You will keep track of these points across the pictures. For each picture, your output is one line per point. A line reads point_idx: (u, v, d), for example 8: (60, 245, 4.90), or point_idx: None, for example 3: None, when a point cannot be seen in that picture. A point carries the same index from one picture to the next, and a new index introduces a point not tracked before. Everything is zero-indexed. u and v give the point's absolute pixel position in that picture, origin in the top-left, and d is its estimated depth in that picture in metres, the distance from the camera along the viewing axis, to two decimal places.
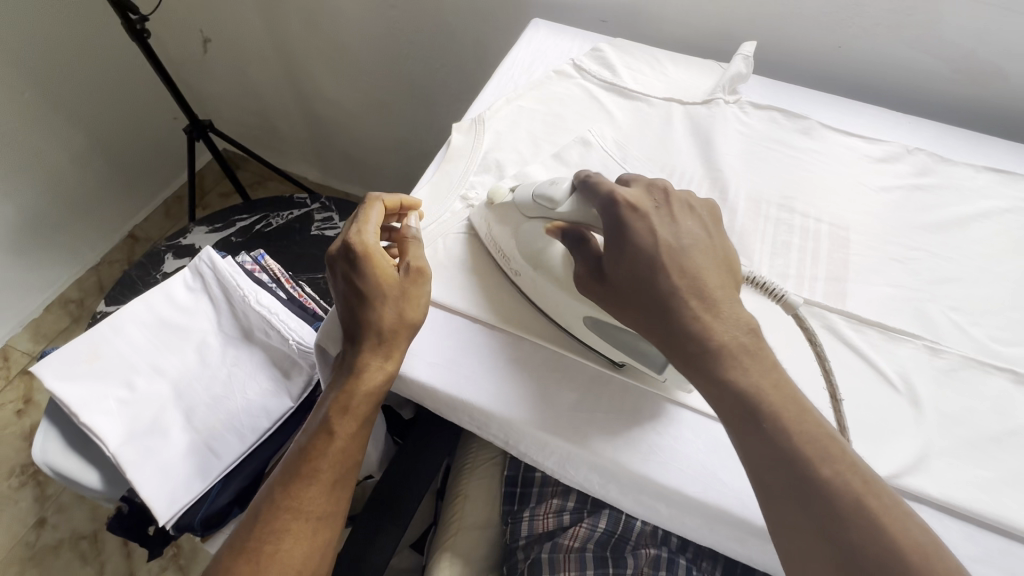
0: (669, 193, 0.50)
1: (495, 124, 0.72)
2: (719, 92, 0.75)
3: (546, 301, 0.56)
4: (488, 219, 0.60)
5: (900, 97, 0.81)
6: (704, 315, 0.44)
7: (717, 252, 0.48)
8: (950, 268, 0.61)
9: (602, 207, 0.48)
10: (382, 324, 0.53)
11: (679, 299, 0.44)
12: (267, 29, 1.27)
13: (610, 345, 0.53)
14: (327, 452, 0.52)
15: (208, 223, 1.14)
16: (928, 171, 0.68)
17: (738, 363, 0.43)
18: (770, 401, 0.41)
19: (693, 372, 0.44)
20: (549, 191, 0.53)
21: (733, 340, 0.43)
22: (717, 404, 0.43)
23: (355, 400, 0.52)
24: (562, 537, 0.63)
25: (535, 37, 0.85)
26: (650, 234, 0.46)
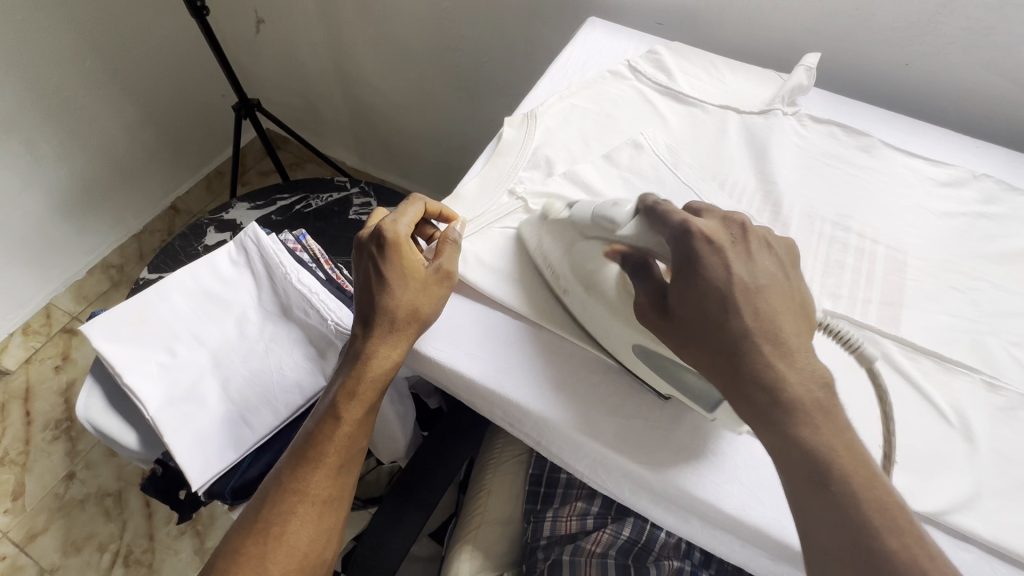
0: (750, 232, 0.47)
1: (547, 120, 0.71)
2: (778, 103, 0.73)
3: (601, 329, 0.54)
4: (539, 235, 0.58)
5: (967, 120, 0.78)
6: (776, 359, 0.42)
7: (789, 295, 0.45)
8: (1012, 302, 0.58)
9: (677, 232, 0.46)
10: (398, 314, 0.53)
11: (749, 340, 0.43)
12: (320, 12, 1.29)
13: (656, 375, 0.50)
14: (335, 436, 0.52)
15: (250, 200, 1.16)
16: (995, 200, 0.65)
17: (817, 425, 0.41)
18: (843, 464, 0.39)
19: (763, 426, 0.42)
20: (610, 211, 0.51)
21: (775, 362, 0.42)
22: (785, 463, 0.41)
23: (365, 385, 0.53)
24: (584, 541, 0.62)
25: (590, 36, 0.84)
26: (726, 271, 0.44)
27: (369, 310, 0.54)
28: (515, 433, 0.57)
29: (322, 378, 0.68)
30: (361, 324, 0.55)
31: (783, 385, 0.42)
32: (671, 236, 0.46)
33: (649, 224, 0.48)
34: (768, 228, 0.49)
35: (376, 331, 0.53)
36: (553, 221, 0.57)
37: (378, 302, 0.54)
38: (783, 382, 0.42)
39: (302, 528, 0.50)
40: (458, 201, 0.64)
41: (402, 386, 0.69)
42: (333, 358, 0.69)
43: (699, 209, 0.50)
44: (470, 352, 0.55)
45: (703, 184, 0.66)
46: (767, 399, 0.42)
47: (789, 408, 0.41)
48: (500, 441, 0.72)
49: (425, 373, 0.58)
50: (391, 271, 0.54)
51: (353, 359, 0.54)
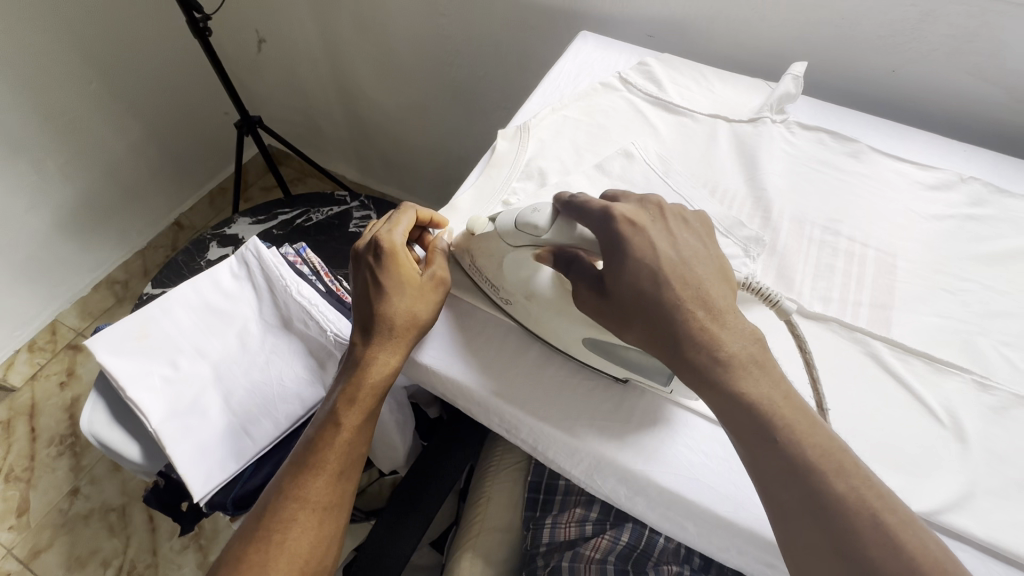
0: (665, 207, 0.50)
1: (539, 132, 0.73)
2: (767, 110, 0.74)
3: (545, 328, 0.55)
4: (470, 253, 0.58)
5: (956, 125, 0.79)
6: (710, 323, 0.44)
7: (716, 267, 0.47)
8: (1003, 302, 0.59)
9: (600, 220, 0.47)
10: (394, 321, 0.54)
11: (681, 309, 0.44)
12: (319, 30, 1.32)
13: (611, 362, 0.53)
14: (336, 443, 0.53)
15: (252, 215, 1.18)
16: (983, 202, 0.66)
17: (751, 376, 0.42)
18: (779, 410, 0.41)
19: (706, 391, 0.43)
20: (530, 220, 0.50)
21: (741, 350, 0.43)
22: (733, 422, 0.42)
23: (364, 391, 0.54)
24: (584, 547, 0.61)
25: (582, 49, 0.86)
26: (650, 249, 0.46)
27: (367, 318, 0.56)
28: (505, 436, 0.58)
29: (322, 389, 0.69)
30: (359, 331, 0.56)
31: (716, 345, 0.43)
32: (597, 226, 0.48)
33: (569, 220, 0.49)
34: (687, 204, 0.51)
35: (374, 338, 0.55)
36: (479, 236, 0.57)
37: (375, 309, 0.55)
38: (717, 341, 0.43)
39: (304, 535, 0.51)
40: (454, 213, 0.66)
41: (401, 395, 0.70)
42: (333, 368, 0.70)
43: (616, 194, 0.53)
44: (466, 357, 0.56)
45: (693, 191, 0.67)
46: (705, 366, 0.43)
47: (723, 368, 0.43)
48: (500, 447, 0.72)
49: (423, 382, 0.59)
50: (387, 280, 0.55)
51: (350, 366, 0.55)
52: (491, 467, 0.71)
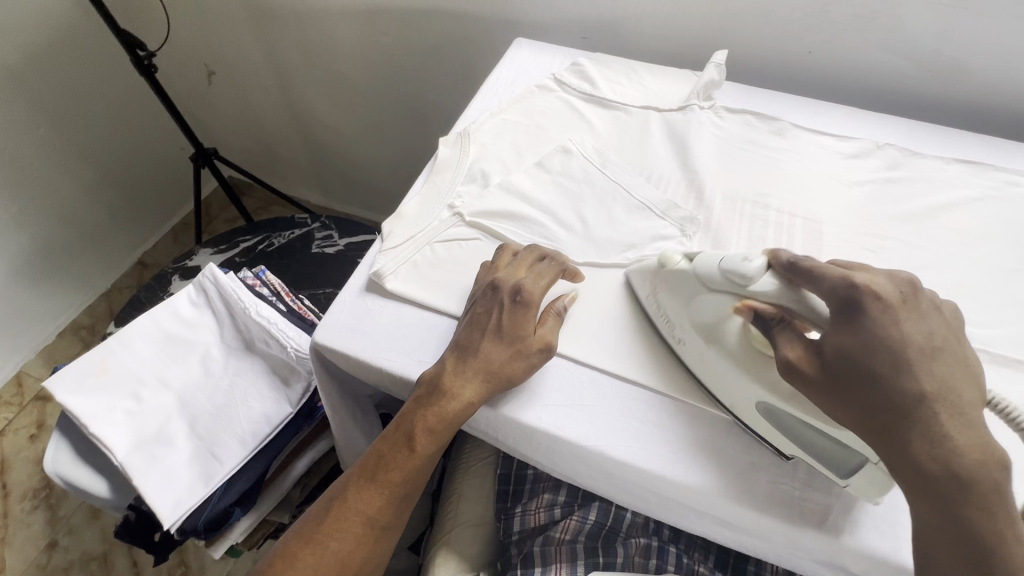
0: (919, 288, 0.43)
1: (480, 137, 0.75)
2: (694, 98, 0.78)
3: (716, 380, 0.51)
4: (652, 286, 0.56)
5: (872, 98, 0.84)
6: (952, 428, 0.38)
7: (963, 364, 0.41)
8: (921, 256, 0.63)
9: (842, 290, 0.42)
10: (496, 365, 0.52)
11: (929, 408, 0.39)
12: (268, 58, 1.33)
13: (779, 434, 0.48)
14: (404, 467, 0.52)
15: (213, 245, 1.18)
16: (898, 165, 0.71)
17: (984, 502, 0.37)
18: (1013, 553, 0.36)
19: (920, 499, 0.39)
20: (740, 267, 0.46)
21: (981, 469, 0.38)
22: (942, 544, 0.38)
23: (439, 428, 0.52)
24: (554, 530, 0.62)
25: (517, 55, 0.89)
26: (896, 333, 0.40)
27: (470, 343, 0.54)
28: (551, 471, 0.59)
29: (288, 405, 0.70)
30: (450, 356, 0.54)
31: (954, 461, 0.38)
32: (831, 295, 0.42)
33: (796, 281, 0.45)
34: (936, 292, 0.44)
35: (460, 372, 0.52)
36: (670, 272, 0.53)
37: (483, 344, 0.53)
38: (956, 448, 0.38)
39: (353, 543, 0.52)
40: (401, 220, 0.66)
41: (367, 404, 0.70)
42: (298, 384, 0.71)
43: (850, 264, 0.46)
44: (419, 358, 0.56)
45: (630, 179, 0.70)
46: (934, 477, 0.38)
47: (955, 484, 0.38)
48: (468, 445, 0.73)
49: (384, 384, 0.59)
50: (508, 321, 0.54)
51: (430, 391, 0.52)
52: (461, 465, 0.72)
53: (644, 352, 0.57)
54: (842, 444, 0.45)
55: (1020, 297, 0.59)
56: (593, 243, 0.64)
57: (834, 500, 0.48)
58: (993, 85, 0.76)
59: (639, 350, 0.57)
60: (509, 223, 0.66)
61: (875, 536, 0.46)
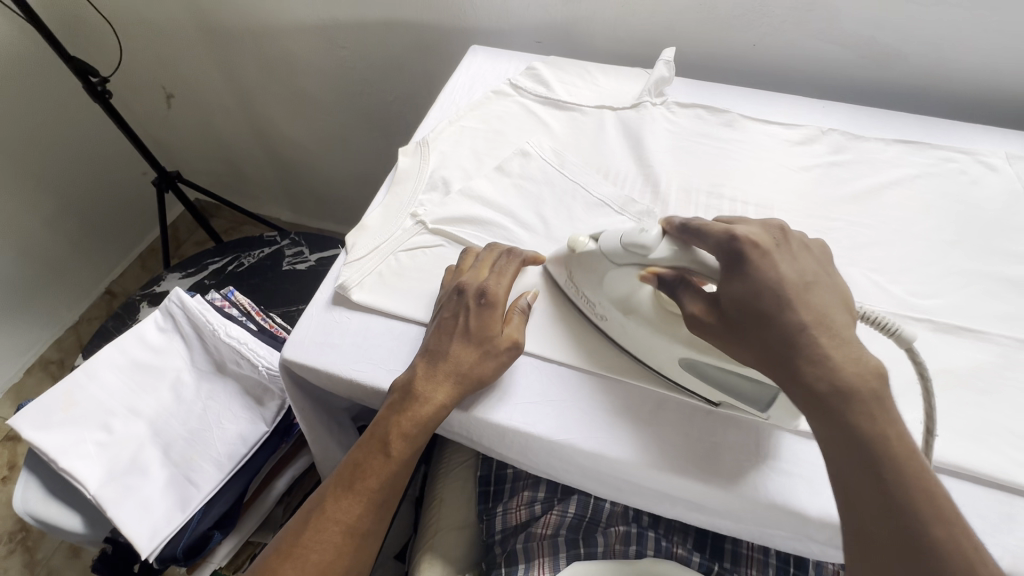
0: (788, 233, 0.48)
1: (439, 145, 0.76)
2: (646, 95, 0.81)
3: (642, 348, 0.54)
4: (568, 271, 0.58)
5: (817, 86, 0.87)
6: (830, 347, 0.42)
7: (834, 295, 0.45)
8: (868, 233, 0.66)
9: (723, 241, 0.46)
10: (466, 368, 0.53)
11: (806, 334, 0.42)
12: (226, 78, 1.33)
13: (707, 385, 0.51)
14: (382, 475, 0.53)
15: (181, 269, 1.16)
16: (842, 149, 0.74)
17: (866, 409, 0.40)
18: (893, 447, 0.39)
19: (813, 414, 0.42)
20: (639, 239, 0.50)
21: (860, 381, 0.41)
22: (831, 451, 0.41)
23: (415, 431, 0.53)
24: (535, 526, 0.63)
25: (473, 62, 0.90)
26: (773, 274, 0.44)
27: (440, 347, 0.54)
28: (524, 467, 0.60)
29: (263, 424, 0.70)
30: (420, 361, 0.54)
31: (835, 374, 0.41)
32: (717, 248, 0.46)
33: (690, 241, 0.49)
34: (802, 232, 0.50)
35: (432, 377, 0.53)
36: (581, 255, 0.56)
37: (451, 347, 0.54)
38: (836, 365, 0.41)
39: (336, 556, 0.52)
40: (364, 232, 0.66)
41: (342, 417, 0.70)
42: (272, 403, 0.71)
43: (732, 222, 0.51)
44: (388, 367, 0.57)
45: (588, 178, 0.72)
46: (820, 392, 0.41)
47: (842, 396, 0.41)
48: (448, 448, 0.74)
49: (356, 396, 0.59)
50: (476, 322, 0.55)
51: (403, 397, 0.53)
52: (442, 469, 0.72)
53: (609, 346, 0.58)
54: (754, 379, 0.49)
55: (960, 267, 0.63)
56: (554, 242, 0.65)
57: (798, 474, 0.49)
58: (927, 67, 0.80)
59: (603, 344, 0.58)
60: (471, 227, 0.67)
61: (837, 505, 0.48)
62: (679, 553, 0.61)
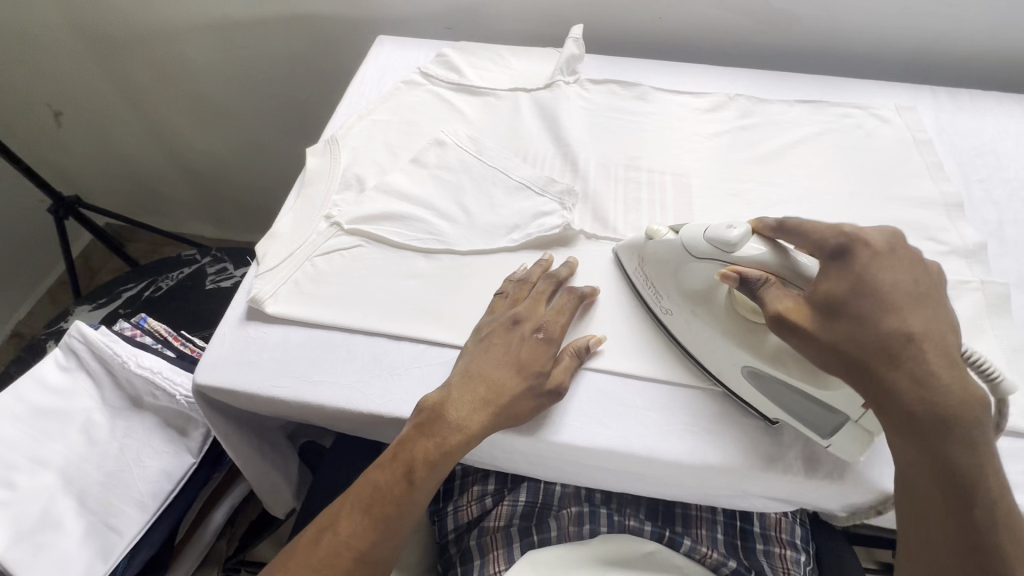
0: (901, 239, 0.47)
1: (350, 142, 0.73)
2: (559, 75, 0.80)
3: (701, 349, 0.52)
4: (640, 259, 0.57)
5: (722, 54, 0.89)
6: (939, 367, 0.41)
7: (945, 312, 0.44)
8: (778, 193, 0.68)
9: (834, 240, 0.46)
10: (506, 400, 0.50)
11: (914, 350, 0.41)
12: (122, 89, 1.22)
13: (769, 399, 0.49)
14: (400, 504, 0.48)
15: (91, 300, 1.07)
16: (749, 113, 0.77)
17: (968, 438, 0.40)
18: (985, 481, 0.40)
19: (908, 439, 0.41)
20: (725, 234, 0.49)
21: (964, 404, 0.40)
22: (919, 476, 0.42)
23: (445, 460, 0.49)
24: (487, 520, 0.62)
25: (381, 53, 0.87)
26: (883, 277, 0.44)
27: (485, 368, 0.51)
28: (472, 461, 0.60)
29: (189, 455, 0.66)
30: (459, 381, 0.51)
31: (941, 398, 0.40)
32: (820, 246, 0.47)
33: (783, 244, 0.50)
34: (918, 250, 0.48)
35: (472, 402, 0.50)
36: (657, 244, 0.55)
37: (492, 370, 0.51)
38: (943, 389, 0.40)
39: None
40: (275, 239, 0.63)
41: (276, 437, 0.66)
42: (196, 432, 0.67)
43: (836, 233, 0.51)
44: (312, 378, 0.54)
45: (506, 161, 0.71)
46: (921, 417, 0.40)
47: (944, 424, 0.40)
48: None
49: (284, 414, 0.56)
50: (518, 352, 0.52)
51: (437, 420, 0.49)
52: None
53: None
54: (828, 408, 0.46)
55: (863, 216, 0.66)
56: (477, 230, 0.64)
57: (728, 432, 0.51)
58: (819, 28, 0.83)
59: None
60: (390, 224, 0.64)
61: (765, 458, 0.50)
62: (631, 525, 0.60)
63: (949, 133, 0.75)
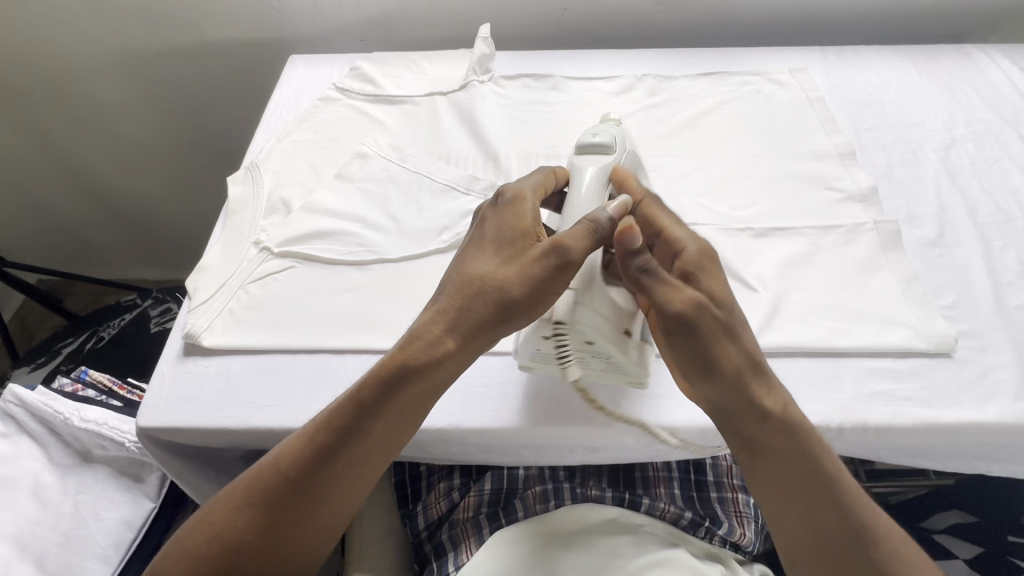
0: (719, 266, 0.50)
1: (272, 165, 0.73)
2: (472, 75, 0.82)
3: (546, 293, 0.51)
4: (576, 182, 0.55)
5: (628, 38, 0.93)
6: (745, 377, 0.47)
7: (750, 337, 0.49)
8: (690, 163, 0.72)
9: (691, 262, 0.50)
10: (498, 297, 0.48)
11: (726, 362, 0.47)
12: (30, 140, 1.17)
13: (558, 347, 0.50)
14: (314, 492, 0.47)
15: (28, 362, 1.02)
16: (656, 91, 0.80)
17: (782, 430, 0.47)
18: (812, 465, 0.46)
19: (734, 439, 0.48)
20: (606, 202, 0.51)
21: (767, 402, 0.47)
22: (765, 473, 0.47)
23: (409, 392, 0.48)
24: (457, 512, 0.64)
25: (294, 73, 0.87)
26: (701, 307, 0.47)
27: (464, 277, 0.50)
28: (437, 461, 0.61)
29: (148, 500, 0.66)
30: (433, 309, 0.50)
31: (752, 398, 0.47)
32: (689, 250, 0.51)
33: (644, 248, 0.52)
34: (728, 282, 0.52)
35: (446, 321, 0.49)
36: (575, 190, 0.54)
37: (473, 275, 0.49)
38: (751, 392, 0.47)
39: (251, 546, 0.46)
40: (204, 272, 0.62)
41: None
42: (153, 477, 0.67)
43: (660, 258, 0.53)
44: (256, 404, 0.54)
45: (430, 165, 0.72)
46: (737, 416, 0.47)
47: (759, 420, 0.47)
48: None
49: (237, 445, 0.56)
50: (504, 227, 0.51)
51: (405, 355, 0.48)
52: None
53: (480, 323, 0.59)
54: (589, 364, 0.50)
55: (768, 175, 0.70)
56: (408, 236, 0.65)
57: (659, 394, 0.55)
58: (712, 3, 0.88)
59: None
60: (321, 241, 0.65)
61: (696, 410, 0.54)
62: (594, 494, 0.62)
63: (839, 89, 0.81)
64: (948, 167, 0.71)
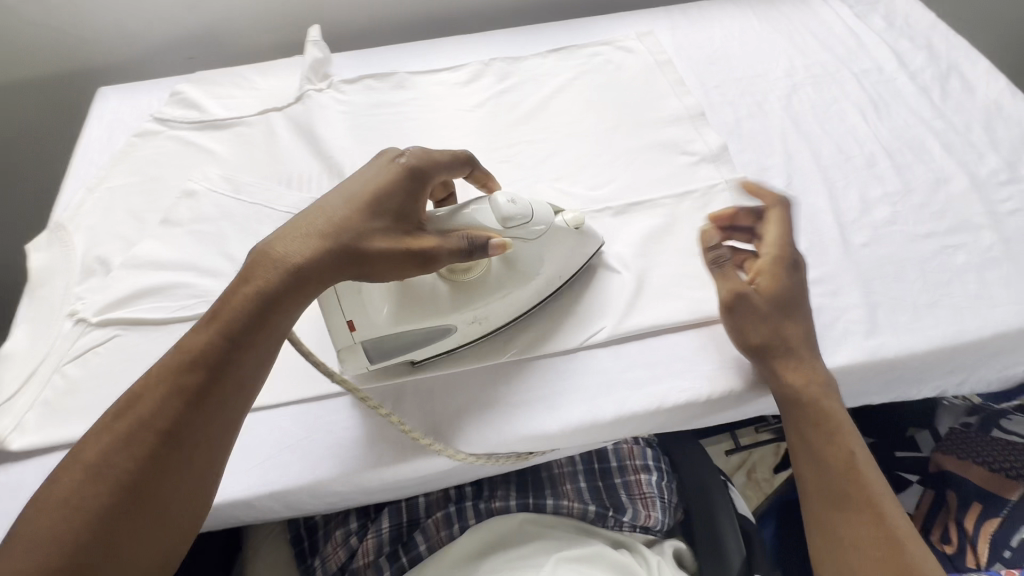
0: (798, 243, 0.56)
1: (84, 222, 0.64)
2: (308, 84, 0.75)
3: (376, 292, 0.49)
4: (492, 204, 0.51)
5: (476, 21, 0.89)
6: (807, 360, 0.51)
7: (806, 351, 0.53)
8: (546, 147, 0.70)
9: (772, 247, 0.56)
10: (373, 240, 0.44)
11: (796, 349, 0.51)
12: None
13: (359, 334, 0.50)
14: (179, 440, 0.39)
15: None
16: (506, 75, 0.77)
17: (829, 403, 0.50)
18: (844, 435, 0.49)
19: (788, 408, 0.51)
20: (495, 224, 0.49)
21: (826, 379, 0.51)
22: (803, 434, 0.50)
23: (276, 325, 0.43)
24: (356, 560, 0.59)
25: (105, 109, 0.76)
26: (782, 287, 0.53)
27: (349, 212, 0.45)
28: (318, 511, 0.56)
29: None
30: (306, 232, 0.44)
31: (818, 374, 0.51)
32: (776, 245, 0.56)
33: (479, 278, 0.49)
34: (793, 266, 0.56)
35: (317, 248, 0.43)
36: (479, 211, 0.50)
37: (355, 211, 0.45)
38: (810, 371, 0.51)
39: (115, 505, 0.37)
40: (9, 362, 0.54)
41: None
42: None
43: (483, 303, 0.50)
44: None
45: (268, 192, 0.66)
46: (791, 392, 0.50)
47: (814, 391, 0.50)
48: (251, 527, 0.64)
49: None
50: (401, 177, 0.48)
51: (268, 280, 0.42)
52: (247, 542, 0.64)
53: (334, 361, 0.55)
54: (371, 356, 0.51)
55: (624, 148, 0.69)
56: None
57: (530, 402, 0.52)
58: None
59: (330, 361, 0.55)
60: (147, 300, 0.58)
61: (568, 412, 0.52)
62: (498, 506, 0.59)
63: (686, 48, 0.81)
64: (791, 114, 0.72)
